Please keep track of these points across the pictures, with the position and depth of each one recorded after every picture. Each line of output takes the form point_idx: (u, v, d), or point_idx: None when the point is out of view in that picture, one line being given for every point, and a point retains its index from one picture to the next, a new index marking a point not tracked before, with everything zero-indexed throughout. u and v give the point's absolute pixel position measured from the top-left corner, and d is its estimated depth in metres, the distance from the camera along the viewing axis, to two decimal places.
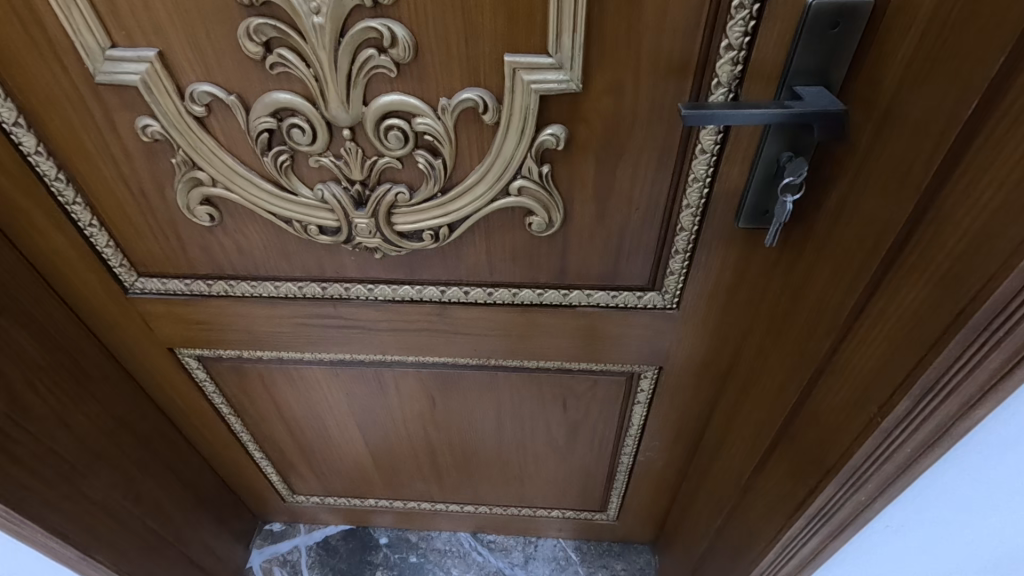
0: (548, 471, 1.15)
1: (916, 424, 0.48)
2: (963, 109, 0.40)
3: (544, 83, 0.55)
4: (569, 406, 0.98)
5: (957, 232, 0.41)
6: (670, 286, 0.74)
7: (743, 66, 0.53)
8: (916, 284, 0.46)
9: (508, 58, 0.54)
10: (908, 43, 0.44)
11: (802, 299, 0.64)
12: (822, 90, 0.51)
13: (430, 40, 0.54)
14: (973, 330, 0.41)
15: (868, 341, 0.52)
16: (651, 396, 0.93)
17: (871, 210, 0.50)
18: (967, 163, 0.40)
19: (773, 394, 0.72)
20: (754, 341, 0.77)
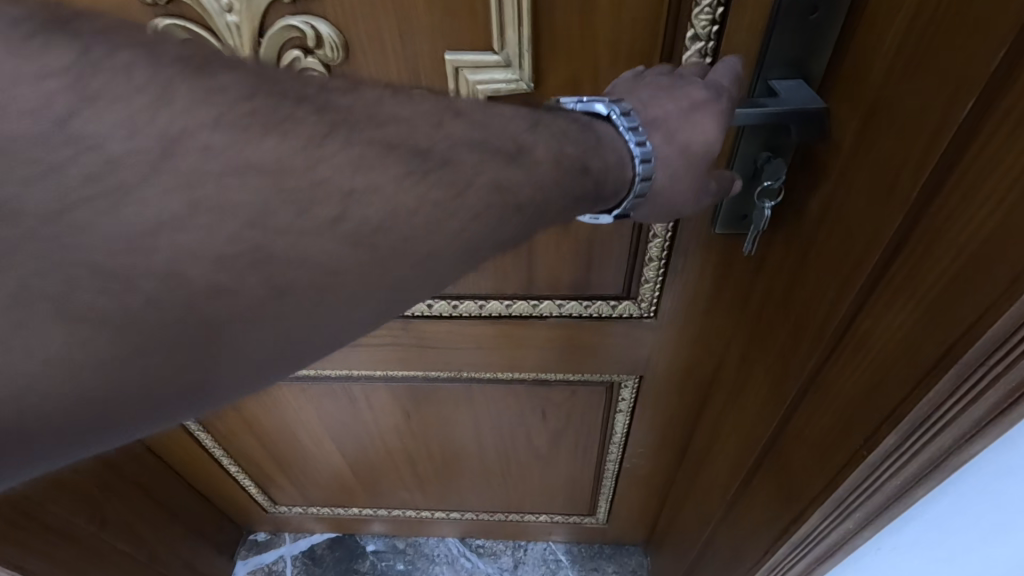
0: (533, 480, 1.11)
1: (904, 459, 0.43)
2: (957, 110, 0.35)
3: (491, 84, 0.49)
4: (548, 415, 0.94)
5: (950, 251, 0.36)
6: (645, 296, 0.69)
7: (713, 59, 0.48)
8: (904, 310, 0.40)
9: (451, 55, 0.48)
10: (891, 34, 0.39)
11: (780, 314, 0.58)
12: (799, 85, 0.46)
13: (361, 39, 0.48)
14: (967, 365, 0.36)
15: (851, 367, 0.47)
16: (632, 405, 0.88)
17: (852, 221, 0.45)
18: (961, 174, 0.35)
19: (755, 411, 0.67)
20: (733, 351, 0.71)
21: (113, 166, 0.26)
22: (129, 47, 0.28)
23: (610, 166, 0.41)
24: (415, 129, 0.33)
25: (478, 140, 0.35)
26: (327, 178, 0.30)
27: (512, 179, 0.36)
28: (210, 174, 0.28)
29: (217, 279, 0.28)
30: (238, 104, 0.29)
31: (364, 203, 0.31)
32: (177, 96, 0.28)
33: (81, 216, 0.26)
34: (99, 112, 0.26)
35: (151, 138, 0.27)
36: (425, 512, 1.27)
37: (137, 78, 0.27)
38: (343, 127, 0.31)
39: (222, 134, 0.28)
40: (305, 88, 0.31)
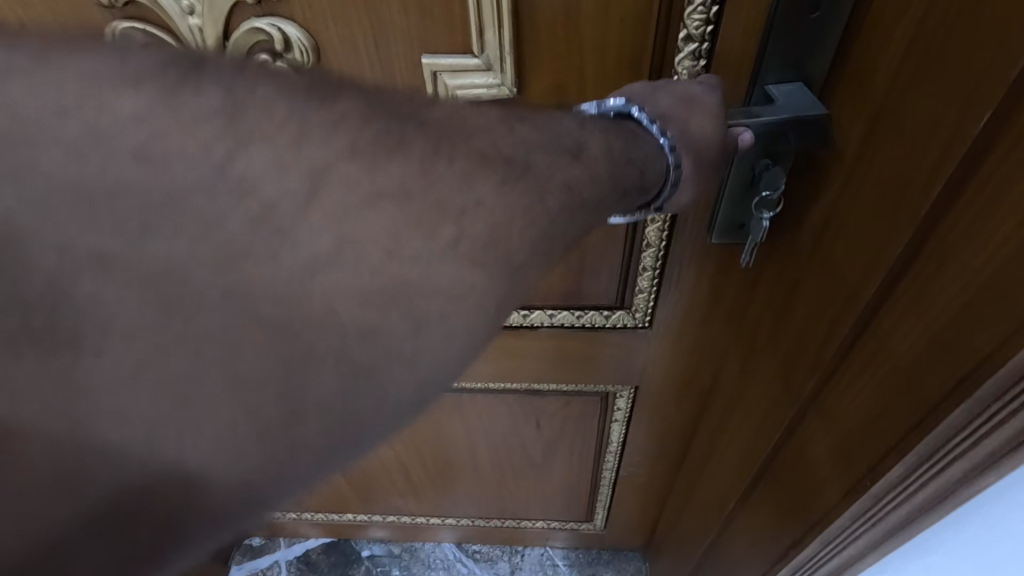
0: (528, 488, 1.09)
1: (909, 492, 0.41)
2: (971, 123, 0.32)
3: (471, 89, 0.46)
4: (542, 424, 0.91)
5: (963, 275, 0.33)
6: (639, 306, 0.66)
7: (708, 61, 0.45)
8: (910, 335, 0.38)
9: (429, 59, 0.45)
10: (899, 39, 0.36)
11: (777, 330, 0.55)
12: (798, 90, 0.43)
13: (333, 42, 0.45)
14: (981, 399, 0.33)
15: (852, 391, 0.44)
16: (628, 414, 0.86)
17: (854, 236, 0.42)
18: (974, 193, 0.32)
19: (752, 428, 0.64)
20: (730, 363, 0.69)
21: (269, 209, 0.26)
22: (264, 78, 0.28)
23: (651, 156, 0.40)
24: (495, 136, 0.33)
25: (534, 139, 0.34)
26: (445, 198, 0.30)
27: (577, 176, 0.35)
28: (353, 206, 0.28)
29: (367, 325, 0.28)
30: (366, 126, 0.29)
31: (478, 221, 0.30)
32: (314, 124, 0.28)
33: (243, 271, 0.26)
34: (253, 151, 0.26)
35: (299, 172, 0.27)
36: (420, 520, 1.25)
37: (279, 114, 0.27)
38: (448, 140, 0.31)
39: (358, 163, 0.28)
40: (406, 103, 0.31)
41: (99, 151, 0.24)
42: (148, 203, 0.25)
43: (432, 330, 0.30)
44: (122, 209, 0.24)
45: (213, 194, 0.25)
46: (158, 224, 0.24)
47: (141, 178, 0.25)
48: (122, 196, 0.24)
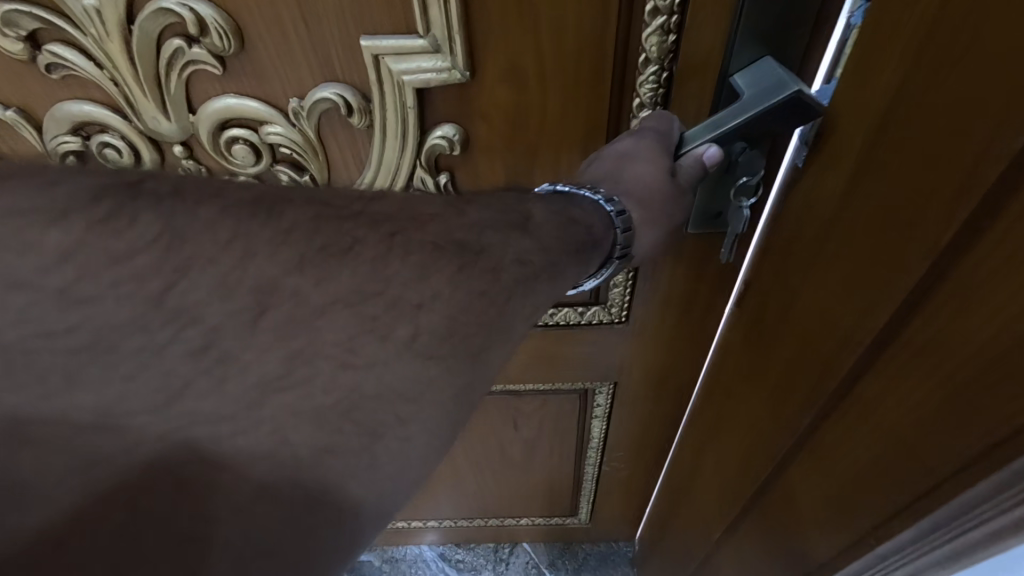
0: (510, 488, 1.06)
1: (915, 562, 0.35)
2: (1006, 139, 0.25)
3: (418, 74, 0.41)
4: (521, 425, 0.88)
5: (990, 326, 0.27)
6: (615, 301, 0.63)
7: (677, 35, 0.41)
8: (920, 386, 0.32)
9: (367, 41, 0.40)
10: (921, 24, 0.29)
11: (767, 352, 0.49)
12: (766, 63, 0.40)
13: (255, 25, 0.40)
14: (1007, 477, 0.28)
15: (847, 438, 0.39)
16: (609, 411, 0.82)
17: (856, 259, 0.36)
18: (1013, 218, 0.26)
19: (736, 451, 0.60)
20: (721, 373, 0.63)
21: (211, 337, 0.32)
22: (209, 202, 0.33)
23: (591, 214, 0.44)
24: (446, 226, 0.38)
25: (487, 220, 0.40)
26: (398, 297, 0.35)
27: (526, 245, 0.40)
28: (300, 320, 0.33)
29: (313, 434, 0.32)
30: (313, 239, 0.34)
31: (433, 313, 0.36)
32: (258, 245, 0.33)
33: (188, 400, 0.31)
34: (193, 280, 0.31)
35: (244, 295, 0.32)
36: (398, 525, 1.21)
37: (221, 236, 0.32)
38: (399, 237, 0.36)
39: (307, 273, 0.33)
40: (350, 207, 0.36)
41: (38, 299, 0.30)
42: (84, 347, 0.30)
43: (383, 425, 0.34)
44: (61, 354, 0.30)
45: (156, 329, 0.31)
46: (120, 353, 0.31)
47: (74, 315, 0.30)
48: (58, 340, 0.30)
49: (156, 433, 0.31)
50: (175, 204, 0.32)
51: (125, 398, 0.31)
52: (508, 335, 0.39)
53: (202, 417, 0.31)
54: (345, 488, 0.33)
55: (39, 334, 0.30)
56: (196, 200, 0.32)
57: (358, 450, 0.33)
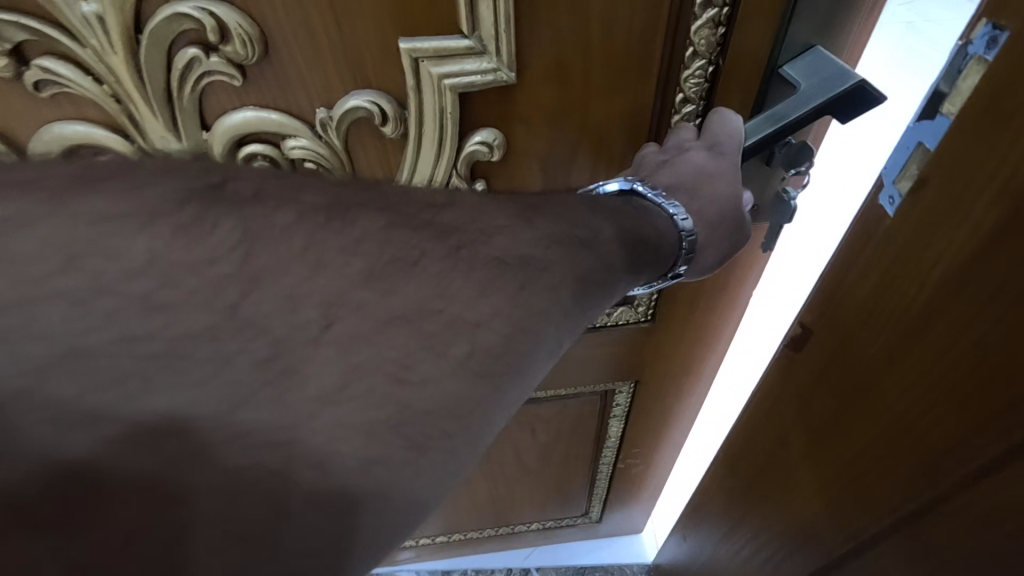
0: (518, 497, 1.03)
1: None
2: None
3: (461, 77, 0.38)
4: (538, 431, 0.85)
5: None
6: (643, 301, 0.61)
7: (727, 28, 0.40)
8: None
9: (407, 43, 0.37)
10: None
11: (816, 450, 0.39)
12: (814, 54, 0.41)
13: (282, 31, 0.36)
14: None
15: None
16: (627, 410, 0.82)
17: (999, 371, 0.26)
18: None
19: (765, 552, 0.49)
20: (733, 454, 0.53)
21: (276, 349, 0.29)
22: (285, 207, 0.31)
23: (664, 231, 0.42)
24: (513, 239, 0.36)
25: (552, 232, 0.37)
26: (456, 316, 0.32)
27: (588, 264, 0.38)
28: (355, 337, 0.30)
29: (369, 450, 0.29)
30: (382, 251, 0.32)
31: (491, 332, 0.33)
32: (329, 257, 0.31)
33: (250, 409, 0.28)
34: (266, 292, 0.29)
35: (311, 306, 0.30)
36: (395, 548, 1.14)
37: (297, 244, 0.30)
38: (464, 251, 0.34)
39: (370, 288, 0.31)
40: (422, 215, 0.34)
41: (128, 304, 0.27)
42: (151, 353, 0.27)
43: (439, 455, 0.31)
44: (137, 361, 0.27)
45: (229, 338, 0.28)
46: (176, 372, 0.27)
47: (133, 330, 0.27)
48: (139, 345, 0.27)
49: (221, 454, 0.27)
50: (255, 210, 0.30)
51: (197, 404, 0.27)
52: (554, 351, 0.36)
53: (268, 425, 0.28)
54: (379, 514, 0.29)
55: (122, 339, 0.27)
56: (272, 209, 0.31)
57: (405, 466, 0.30)
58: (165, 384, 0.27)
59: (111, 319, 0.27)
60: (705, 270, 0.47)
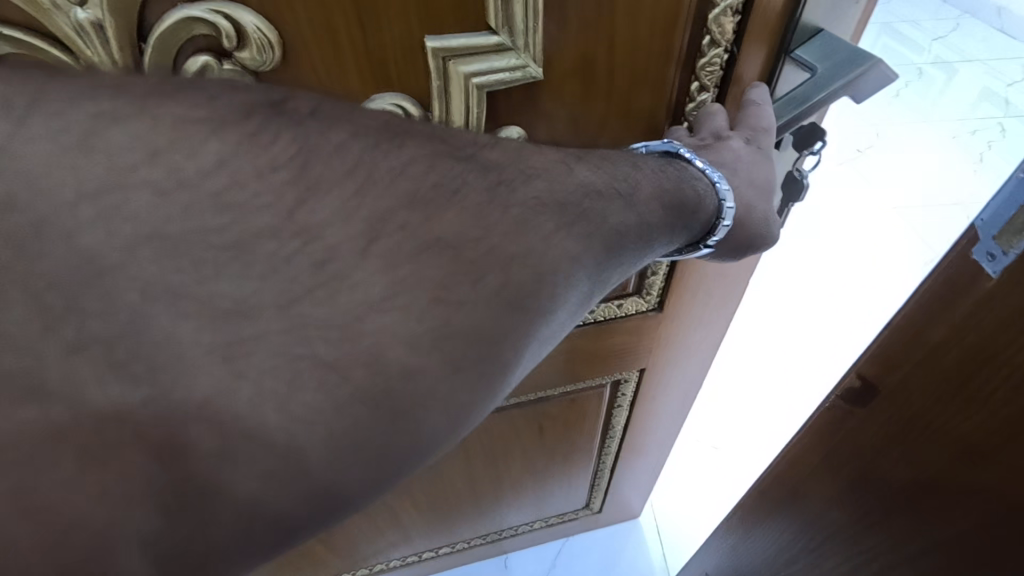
0: (518, 501, 1.01)
1: None
2: None
3: (490, 74, 0.37)
4: (545, 429, 0.83)
5: None
6: (654, 289, 0.62)
7: (744, 16, 0.40)
8: None
9: (433, 41, 0.35)
10: None
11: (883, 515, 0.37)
12: (822, 37, 0.42)
13: (301, 26, 0.33)
14: None
15: None
16: (632, 399, 0.82)
17: None
18: None
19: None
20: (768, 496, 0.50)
21: (330, 255, 0.26)
22: (338, 125, 0.28)
23: (706, 195, 0.40)
24: (551, 182, 0.31)
25: (593, 182, 0.33)
26: (496, 247, 0.28)
27: (626, 216, 0.33)
28: (402, 255, 0.27)
29: (403, 356, 0.26)
30: (428, 174, 0.28)
31: (527, 268, 0.29)
32: (379, 175, 0.28)
33: (306, 305, 0.26)
34: (321, 201, 0.27)
35: (357, 222, 0.27)
36: (393, 573, 1.08)
37: (350, 158, 0.27)
38: (504, 188, 0.30)
39: (417, 210, 0.28)
40: (466, 148, 0.30)
41: (196, 202, 0.25)
42: (206, 260, 0.25)
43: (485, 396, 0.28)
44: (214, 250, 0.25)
45: (282, 241, 0.26)
46: (224, 279, 0.25)
47: (198, 231, 0.25)
48: (211, 237, 0.25)
49: (284, 377, 0.25)
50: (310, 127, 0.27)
51: (254, 291, 0.25)
52: (582, 305, 0.32)
53: (320, 322, 0.25)
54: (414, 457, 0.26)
55: (195, 230, 0.25)
56: (320, 123, 0.28)
57: (437, 383, 0.26)
58: (225, 276, 0.25)
59: (184, 214, 0.25)
60: (731, 256, 0.48)
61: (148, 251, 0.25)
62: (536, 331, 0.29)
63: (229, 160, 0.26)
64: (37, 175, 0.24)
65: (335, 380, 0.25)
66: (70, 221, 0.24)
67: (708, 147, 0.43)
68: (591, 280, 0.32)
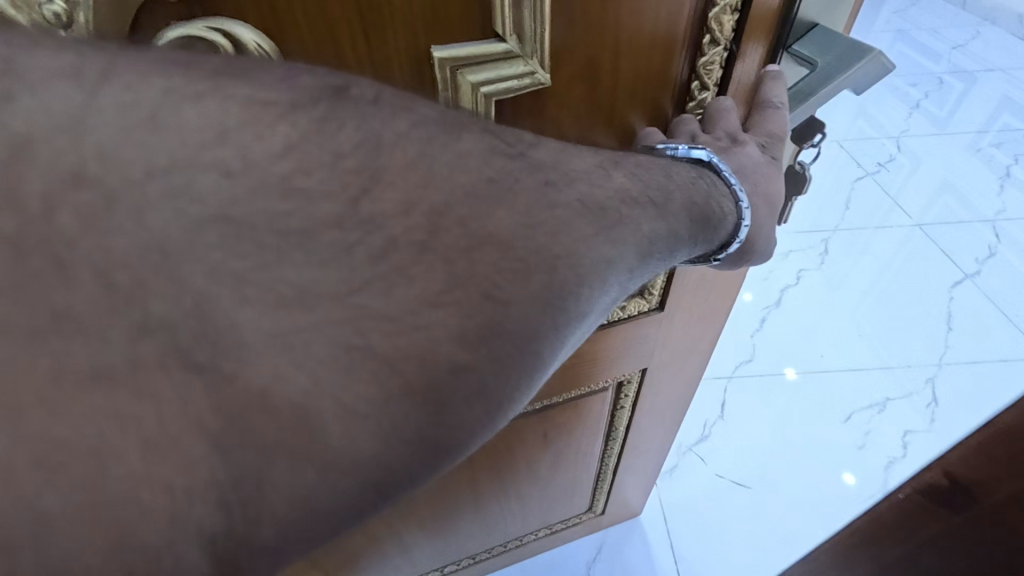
0: (519, 511, 0.98)
1: None
2: None
3: (497, 83, 0.37)
4: (551, 436, 0.82)
5: None
6: (657, 290, 0.62)
7: (743, 14, 0.40)
8: None
9: (441, 51, 0.34)
10: None
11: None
12: (818, 30, 0.45)
13: (322, 22, 0.31)
14: None
15: None
16: (635, 399, 0.82)
17: None
18: None
19: None
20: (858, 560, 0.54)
21: (391, 243, 0.25)
22: (400, 115, 0.26)
23: (729, 213, 0.40)
24: (592, 186, 0.30)
25: (628, 189, 0.33)
26: (541, 248, 0.27)
27: (657, 225, 0.33)
28: (461, 249, 0.26)
29: (454, 351, 0.24)
30: (484, 168, 0.27)
31: (573, 269, 0.28)
32: (439, 169, 0.26)
33: (367, 298, 0.24)
34: (383, 192, 0.25)
35: (417, 214, 0.25)
36: None
37: (414, 148, 0.26)
38: (552, 189, 0.29)
39: (473, 203, 0.26)
40: (516, 145, 0.29)
41: (256, 189, 0.23)
42: (265, 251, 0.23)
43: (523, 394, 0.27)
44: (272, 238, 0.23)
45: (345, 232, 0.24)
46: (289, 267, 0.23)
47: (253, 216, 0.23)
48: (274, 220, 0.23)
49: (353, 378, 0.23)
50: (370, 113, 0.26)
51: (315, 280, 0.23)
52: (610, 305, 0.32)
53: (375, 313, 0.24)
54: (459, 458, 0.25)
55: (255, 217, 0.23)
56: (380, 111, 0.26)
57: (493, 382, 0.25)
58: (290, 263, 0.23)
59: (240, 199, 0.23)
60: (736, 266, 0.48)
61: (207, 231, 0.22)
62: (570, 336, 0.29)
63: (289, 143, 0.24)
64: (64, 149, 0.21)
65: (389, 373, 0.23)
66: (107, 201, 0.21)
67: (724, 152, 0.43)
68: (623, 281, 0.31)
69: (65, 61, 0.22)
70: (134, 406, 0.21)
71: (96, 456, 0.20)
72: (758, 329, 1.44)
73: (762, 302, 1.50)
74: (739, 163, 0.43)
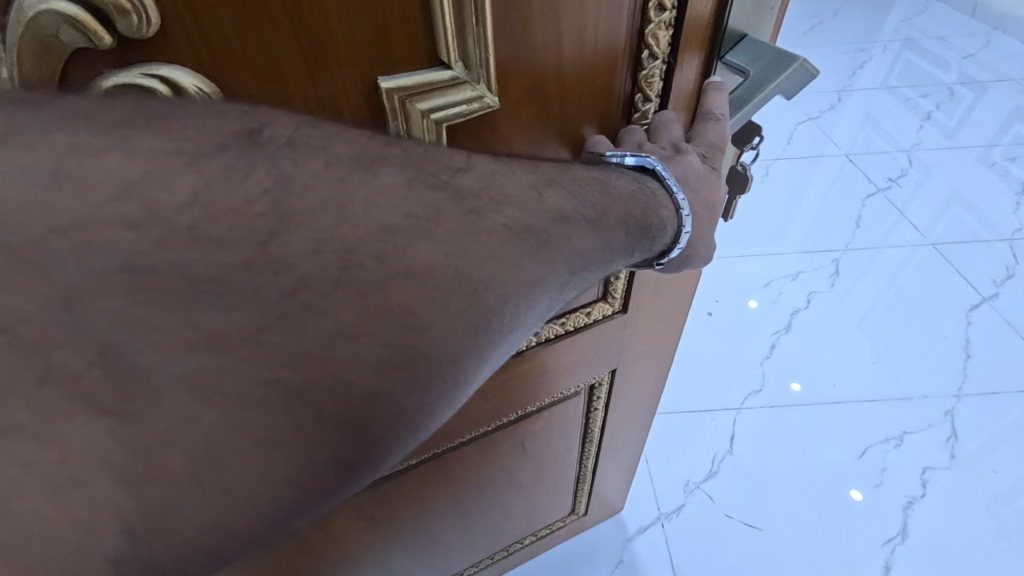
0: (503, 519, 1.01)
1: None
2: None
3: (450, 107, 0.39)
4: (528, 446, 0.86)
5: None
6: (619, 292, 0.64)
7: (677, 28, 0.42)
8: None
9: (388, 82, 0.37)
10: None
11: None
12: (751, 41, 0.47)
13: (261, 69, 0.33)
14: None
15: None
16: (608, 400, 0.85)
17: None
18: None
19: None
20: None
21: (300, 280, 0.28)
22: (312, 157, 0.29)
23: (667, 218, 0.43)
24: (523, 209, 0.33)
25: (562, 208, 0.35)
26: (462, 273, 0.30)
27: (589, 244, 0.36)
28: (374, 281, 0.29)
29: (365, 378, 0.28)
30: (401, 205, 0.30)
31: (495, 289, 0.31)
32: (353, 207, 0.29)
33: (277, 326, 0.27)
34: (294, 233, 0.28)
35: (329, 251, 0.28)
36: None
37: (323, 190, 0.29)
38: (475, 216, 0.31)
39: (387, 240, 0.29)
40: (442, 173, 0.32)
41: (171, 235, 0.26)
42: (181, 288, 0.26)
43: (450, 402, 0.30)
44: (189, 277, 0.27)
45: (255, 270, 0.27)
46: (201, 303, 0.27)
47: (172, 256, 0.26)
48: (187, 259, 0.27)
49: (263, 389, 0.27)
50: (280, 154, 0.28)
51: (228, 317, 0.27)
52: (544, 318, 0.34)
53: (289, 352, 0.27)
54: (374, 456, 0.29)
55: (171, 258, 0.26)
56: (294, 154, 0.29)
57: (405, 393, 0.29)
58: (203, 299, 0.27)
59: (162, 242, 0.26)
60: (682, 269, 0.51)
61: (120, 274, 0.26)
62: (498, 349, 0.32)
63: (201, 191, 0.27)
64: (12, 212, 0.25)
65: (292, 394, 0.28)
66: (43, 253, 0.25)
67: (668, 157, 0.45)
68: (552, 296, 0.34)
69: (12, 128, 0.26)
70: (71, 422, 0.26)
71: (44, 457, 0.25)
72: (770, 355, 1.43)
73: (774, 327, 1.49)
74: (682, 167, 0.45)
